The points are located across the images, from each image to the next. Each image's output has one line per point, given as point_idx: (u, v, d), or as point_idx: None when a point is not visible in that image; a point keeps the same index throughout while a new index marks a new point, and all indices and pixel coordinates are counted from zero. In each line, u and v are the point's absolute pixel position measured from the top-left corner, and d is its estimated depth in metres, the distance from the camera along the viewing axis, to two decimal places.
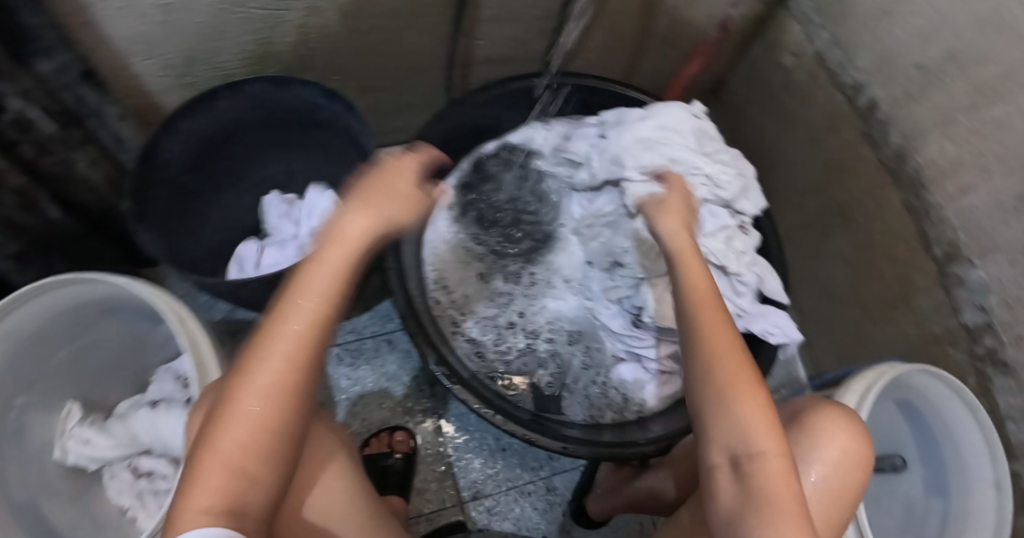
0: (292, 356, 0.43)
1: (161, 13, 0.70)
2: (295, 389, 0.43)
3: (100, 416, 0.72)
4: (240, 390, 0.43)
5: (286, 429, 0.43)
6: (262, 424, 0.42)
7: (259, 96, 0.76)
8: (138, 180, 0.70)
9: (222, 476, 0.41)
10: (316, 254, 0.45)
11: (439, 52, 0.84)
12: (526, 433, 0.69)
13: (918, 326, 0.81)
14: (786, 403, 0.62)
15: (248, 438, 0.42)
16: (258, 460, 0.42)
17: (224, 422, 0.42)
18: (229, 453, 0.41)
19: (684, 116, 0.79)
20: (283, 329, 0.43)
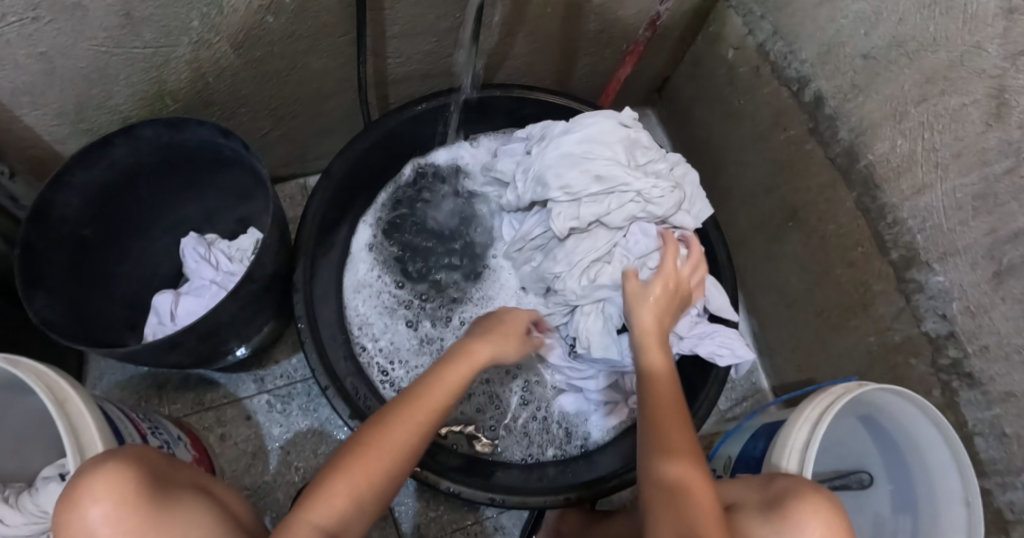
0: (412, 422, 0.53)
1: (39, 62, 0.64)
2: (402, 458, 0.53)
3: (17, 489, 0.68)
4: (360, 441, 0.52)
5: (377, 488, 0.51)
6: (369, 477, 0.51)
7: (155, 139, 0.71)
8: (26, 239, 0.65)
9: (322, 511, 0.49)
10: (457, 356, 0.58)
11: (346, 74, 0.80)
12: (451, 485, 0.65)
13: (877, 334, 0.75)
14: (766, 481, 0.58)
15: (372, 476, 0.51)
16: (348, 509, 0.50)
17: (364, 456, 0.51)
18: (359, 483, 0.50)
19: (612, 128, 0.73)
20: (425, 403, 0.54)
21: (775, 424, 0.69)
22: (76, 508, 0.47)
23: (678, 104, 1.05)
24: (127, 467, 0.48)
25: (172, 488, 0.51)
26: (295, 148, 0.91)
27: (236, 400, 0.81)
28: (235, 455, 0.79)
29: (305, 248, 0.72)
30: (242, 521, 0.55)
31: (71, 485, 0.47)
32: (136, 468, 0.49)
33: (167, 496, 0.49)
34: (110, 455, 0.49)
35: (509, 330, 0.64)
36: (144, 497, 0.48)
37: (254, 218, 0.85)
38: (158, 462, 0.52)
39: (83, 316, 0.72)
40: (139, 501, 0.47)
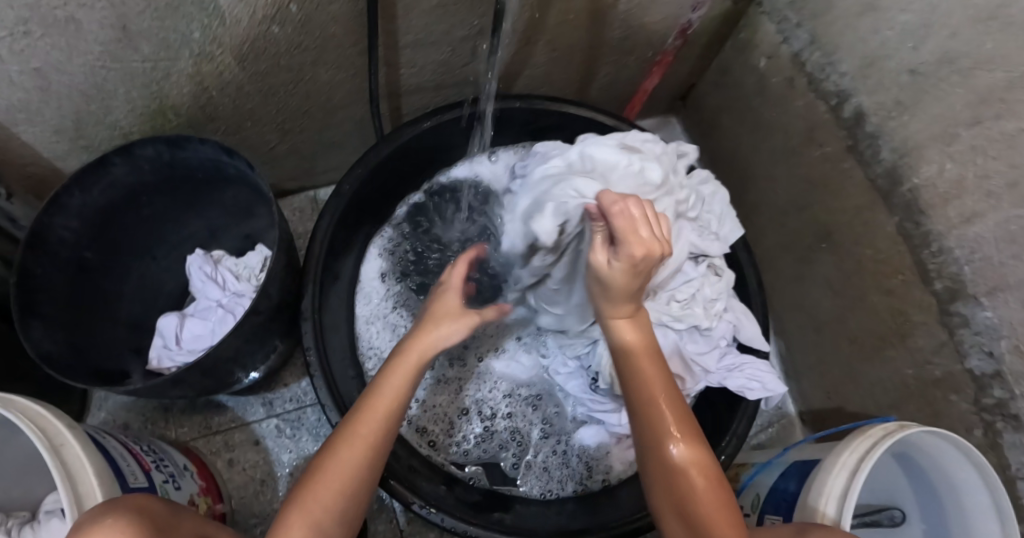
0: (365, 438, 0.52)
1: (33, 78, 0.59)
2: (364, 470, 0.52)
3: (20, 519, 0.66)
4: (321, 466, 0.51)
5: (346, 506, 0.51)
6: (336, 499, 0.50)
7: (155, 158, 0.67)
8: (21, 265, 0.62)
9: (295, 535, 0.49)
10: (393, 362, 0.56)
11: (356, 84, 0.76)
12: (464, 527, 0.61)
13: (915, 367, 0.71)
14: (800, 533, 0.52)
15: (331, 497, 0.50)
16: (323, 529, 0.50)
17: (319, 482, 0.51)
18: (314, 511, 0.50)
19: (610, 156, 0.68)
20: (374, 413, 0.53)
21: (809, 463, 0.65)
22: None
23: (705, 113, 1.02)
24: (127, 525, 0.46)
25: None
26: (304, 161, 0.88)
27: (244, 424, 0.79)
28: (243, 482, 0.77)
29: (315, 267, 0.68)
30: None
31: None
32: (134, 524, 0.46)
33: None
34: (110, 509, 0.47)
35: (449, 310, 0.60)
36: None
37: (261, 235, 0.82)
38: (159, 514, 0.49)
39: (82, 343, 0.69)
40: None
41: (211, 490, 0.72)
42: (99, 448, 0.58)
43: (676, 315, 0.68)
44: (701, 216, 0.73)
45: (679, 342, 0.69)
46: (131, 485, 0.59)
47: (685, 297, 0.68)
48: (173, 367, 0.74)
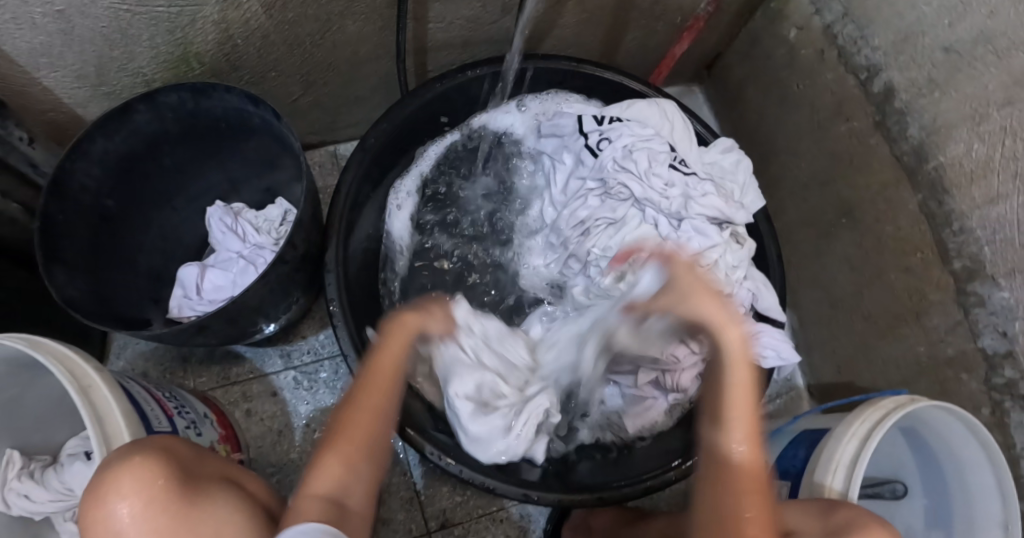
0: (376, 388, 0.54)
1: (56, 21, 0.58)
2: (376, 415, 0.54)
3: (42, 462, 0.67)
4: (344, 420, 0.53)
5: (370, 449, 0.53)
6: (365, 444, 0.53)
7: (178, 106, 0.67)
8: (45, 211, 0.62)
9: (338, 466, 0.51)
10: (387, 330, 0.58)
11: (382, 37, 0.74)
12: (484, 480, 0.62)
13: (928, 345, 0.72)
14: (825, 511, 0.55)
15: (357, 445, 0.52)
16: (356, 463, 0.52)
17: (344, 432, 0.53)
18: (345, 453, 0.52)
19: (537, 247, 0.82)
20: (380, 373, 0.55)
21: (819, 431, 0.66)
22: (101, 496, 0.45)
23: (730, 83, 1.01)
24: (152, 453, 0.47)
25: (195, 475, 0.49)
26: (328, 115, 0.87)
27: (263, 375, 0.80)
28: (261, 432, 0.78)
29: (339, 220, 0.68)
30: (255, 496, 0.53)
31: (96, 482, 0.45)
32: (163, 463, 0.47)
33: (191, 485, 0.47)
34: (134, 444, 0.48)
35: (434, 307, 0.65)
36: (171, 495, 0.46)
37: (282, 188, 0.82)
38: (183, 453, 0.49)
39: (105, 290, 0.69)
40: (165, 478, 0.46)
41: (230, 439, 0.73)
42: (125, 393, 0.57)
43: None
44: (726, 183, 0.73)
45: None
46: (155, 429, 0.59)
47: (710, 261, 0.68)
48: (193, 316, 0.75)
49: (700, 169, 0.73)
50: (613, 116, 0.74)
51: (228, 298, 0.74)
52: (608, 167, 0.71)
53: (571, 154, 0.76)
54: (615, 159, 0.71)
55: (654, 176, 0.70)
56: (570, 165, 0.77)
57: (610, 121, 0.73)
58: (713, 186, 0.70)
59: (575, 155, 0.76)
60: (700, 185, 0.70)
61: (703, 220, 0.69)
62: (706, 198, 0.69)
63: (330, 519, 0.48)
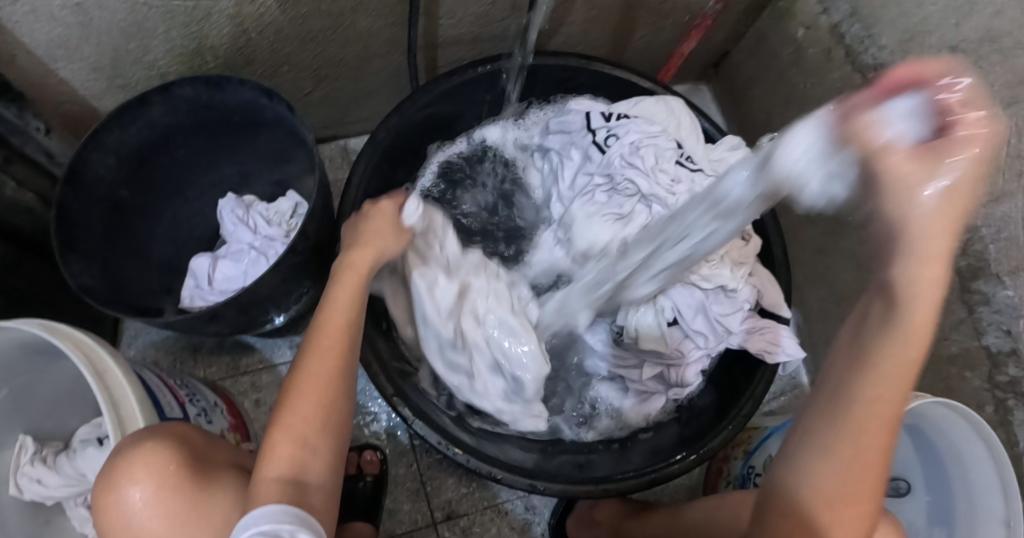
0: (327, 345, 0.52)
1: (74, 13, 0.59)
2: (330, 377, 0.51)
3: (55, 448, 0.68)
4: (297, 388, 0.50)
5: (326, 414, 0.50)
6: (320, 412, 0.50)
7: (192, 98, 0.68)
8: (62, 200, 0.63)
9: (289, 445, 0.48)
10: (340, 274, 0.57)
11: (393, 32, 0.75)
12: (491, 470, 0.63)
13: (932, 342, 0.72)
14: None
15: (313, 412, 0.49)
16: (316, 432, 0.49)
17: (295, 400, 0.50)
18: (297, 426, 0.48)
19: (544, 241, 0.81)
20: (332, 329, 0.53)
21: None
22: (115, 480, 0.46)
23: (737, 81, 1.02)
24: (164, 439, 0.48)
25: (206, 460, 0.50)
26: (338, 109, 0.88)
27: (272, 366, 0.81)
28: (269, 422, 0.79)
29: (348, 214, 0.69)
30: None
31: (111, 466, 0.46)
32: (176, 447, 0.48)
33: (203, 470, 0.48)
34: (147, 430, 0.49)
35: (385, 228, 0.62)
36: (184, 478, 0.47)
37: (293, 181, 0.84)
38: (195, 439, 0.50)
39: (118, 278, 0.70)
40: (177, 463, 0.47)
41: (239, 427, 0.74)
42: (139, 380, 0.58)
43: (704, 275, 0.68)
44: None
45: (703, 304, 0.69)
46: (167, 415, 0.59)
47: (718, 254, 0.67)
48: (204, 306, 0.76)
49: (707, 167, 0.73)
50: (620, 113, 0.75)
51: (239, 289, 0.75)
52: (615, 163, 0.73)
53: (580, 150, 0.77)
54: (622, 155, 0.73)
55: (660, 173, 0.70)
56: (577, 161, 0.78)
57: (617, 117, 0.75)
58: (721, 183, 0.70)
59: (583, 150, 0.77)
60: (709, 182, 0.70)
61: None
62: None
63: (289, 499, 0.45)
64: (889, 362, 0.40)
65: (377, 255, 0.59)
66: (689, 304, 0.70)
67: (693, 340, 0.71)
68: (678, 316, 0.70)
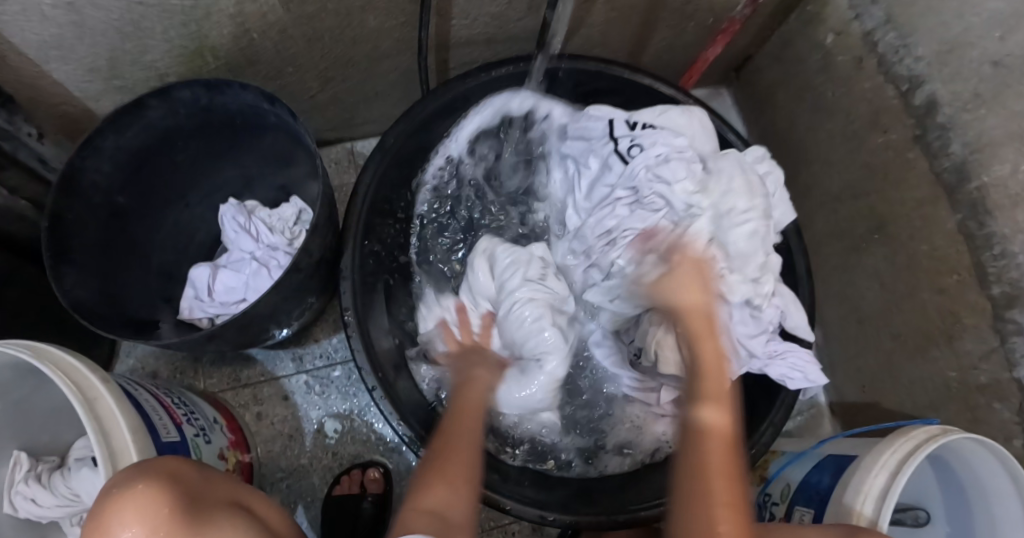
0: (467, 411, 0.63)
1: (66, 13, 0.55)
2: (471, 439, 0.59)
3: (50, 464, 0.66)
4: (444, 443, 0.58)
5: (467, 468, 0.56)
6: (462, 465, 0.56)
7: (192, 102, 0.64)
8: (55, 209, 0.60)
9: (441, 487, 0.53)
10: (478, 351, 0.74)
11: (403, 32, 0.71)
12: (503, 501, 0.61)
13: (959, 370, 0.69)
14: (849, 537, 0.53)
15: (455, 466, 0.55)
16: (463, 481, 0.55)
17: (444, 455, 0.56)
18: (447, 473, 0.55)
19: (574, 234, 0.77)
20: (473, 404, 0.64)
21: (846, 457, 0.64)
22: (106, 525, 0.43)
23: (760, 86, 0.98)
24: (155, 481, 0.45)
25: (201, 500, 0.47)
26: (345, 111, 0.85)
27: (274, 379, 0.79)
28: (271, 436, 0.77)
29: (355, 225, 0.66)
30: (264, 520, 0.51)
31: (99, 509, 0.44)
32: (167, 488, 0.45)
33: (197, 514, 0.45)
34: (138, 469, 0.46)
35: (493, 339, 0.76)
36: (176, 521, 0.44)
37: (297, 186, 0.80)
38: (190, 477, 0.47)
39: (116, 289, 0.67)
40: (167, 507, 0.44)
41: (239, 443, 0.72)
42: (133, 404, 0.55)
43: (732, 295, 0.64)
44: (753, 171, 0.69)
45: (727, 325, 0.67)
46: (163, 440, 0.57)
47: (744, 260, 0.65)
48: (205, 318, 0.74)
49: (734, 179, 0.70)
50: (644, 122, 0.72)
51: (241, 301, 0.73)
52: (640, 175, 0.68)
53: (597, 159, 0.72)
54: (647, 167, 0.68)
55: (687, 181, 0.66)
56: (596, 171, 0.73)
57: (642, 127, 0.71)
58: (742, 182, 0.67)
59: (602, 160, 0.72)
60: (727, 178, 0.66)
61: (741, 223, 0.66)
62: (735, 195, 0.66)
63: (437, 529, 0.49)
64: (709, 432, 0.49)
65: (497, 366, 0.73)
66: None
67: None
68: None
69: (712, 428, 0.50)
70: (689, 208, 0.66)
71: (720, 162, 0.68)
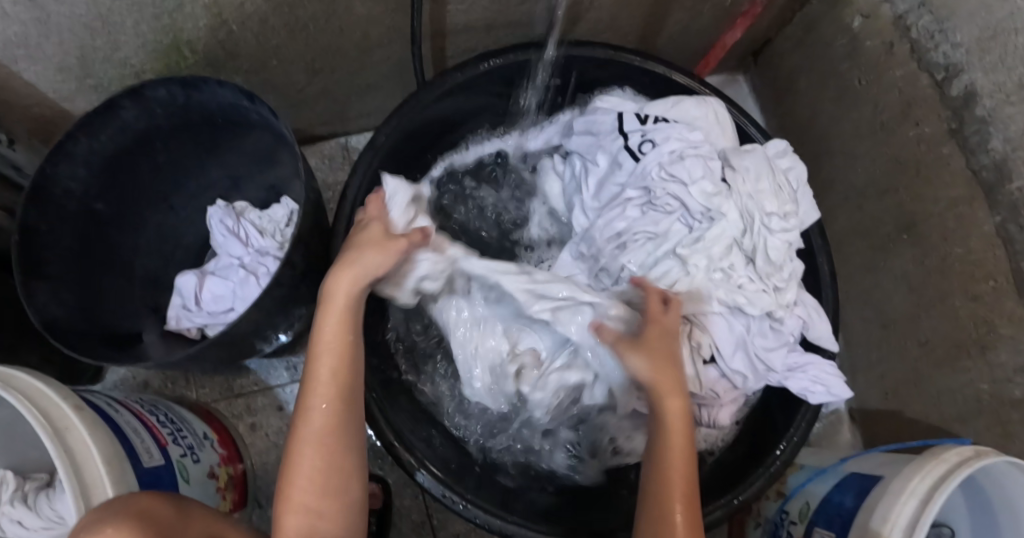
0: (329, 396, 0.47)
1: (29, 9, 0.50)
2: (330, 442, 0.47)
3: (38, 482, 0.62)
4: (295, 450, 0.47)
5: (332, 476, 0.47)
6: (320, 481, 0.46)
7: (170, 101, 0.60)
8: (26, 221, 0.56)
9: (300, 516, 0.46)
10: (324, 294, 0.49)
11: (395, 19, 0.66)
12: (505, 527, 0.57)
13: (992, 383, 0.64)
14: None
15: (310, 490, 0.46)
16: (322, 497, 0.46)
17: (293, 471, 0.47)
18: (303, 499, 0.46)
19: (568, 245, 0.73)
20: (327, 377, 0.48)
21: (870, 478, 0.60)
22: None
23: (780, 72, 0.92)
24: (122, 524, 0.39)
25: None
26: (336, 104, 0.80)
27: (267, 388, 0.76)
28: (265, 448, 0.74)
29: (344, 230, 0.61)
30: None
31: None
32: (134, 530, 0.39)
33: None
34: (103, 513, 0.40)
35: (383, 238, 0.51)
36: None
37: (286, 186, 0.76)
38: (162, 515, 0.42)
39: (95, 301, 0.64)
40: None
41: (231, 456, 0.69)
42: (110, 428, 0.52)
43: (750, 302, 0.61)
44: (779, 169, 0.64)
45: (743, 338, 0.63)
46: (146, 465, 0.54)
47: (768, 267, 0.62)
48: (193, 328, 0.71)
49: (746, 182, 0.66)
50: (657, 116, 0.67)
51: (230, 310, 0.69)
52: (652, 173, 0.64)
53: (606, 156, 0.68)
54: (660, 164, 0.64)
55: (706, 181, 0.62)
56: (604, 168, 0.68)
57: (654, 120, 0.67)
58: (768, 182, 0.62)
59: (611, 157, 0.68)
60: (751, 176, 0.62)
61: (772, 230, 0.62)
62: (761, 196, 0.62)
63: None
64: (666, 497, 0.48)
65: (364, 279, 0.49)
66: (728, 340, 0.63)
67: (729, 379, 0.65)
68: (715, 353, 0.64)
69: (673, 489, 0.48)
70: (706, 211, 0.63)
71: (745, 160, 0.63)
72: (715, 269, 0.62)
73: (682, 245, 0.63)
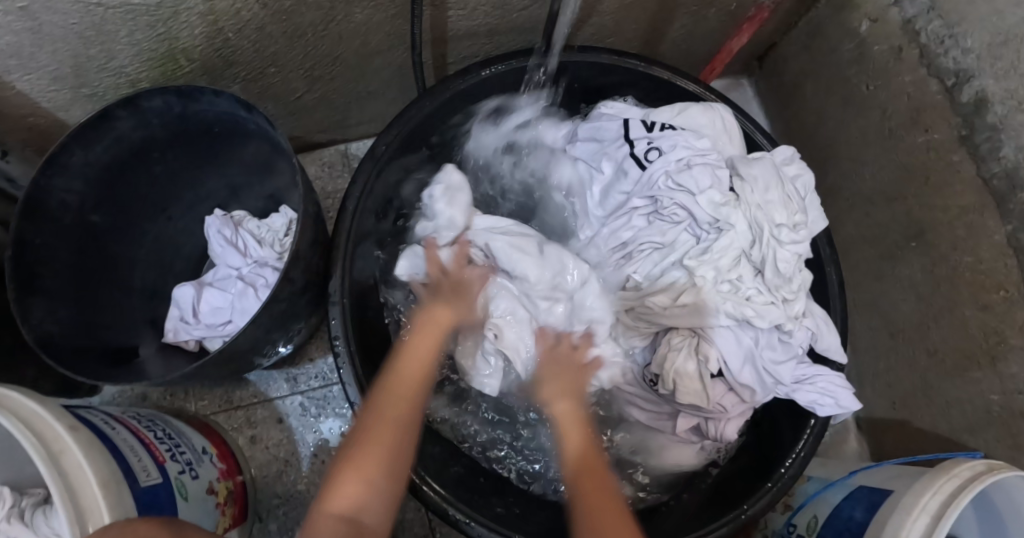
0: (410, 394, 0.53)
1: (20, 19, 0.49)
2: (403, 429, 0.50)
3: (36, 498, 0.61)
4: (368, 425, 0.49)
5: (396, 459, 0.48)
6: (390, 455, 0.48)
7: (165, 111, 0.59)
8: (19, 235, 0.55)
9: (356, 485, 0.46)
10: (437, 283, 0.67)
11: (395, 24, 0.65)
12: None
13: (1003, 394, 0.63)
14: None
15: (376, 466, 0.47)
16: (386, 477, 0.47)
17: (361, 446, 0.48)
18: (367, 470, 0.46)
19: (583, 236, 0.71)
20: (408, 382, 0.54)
21: (880, 492, 0.59)
22: None
23: (785, 76, 0.91)
24: None
25: None
26: (336, 111, 0.79)
27: (267, 400, 0.75)
28: (266, 461, 0.73)
29: (346, 242, 0.60)
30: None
31: None
32: None
33: None
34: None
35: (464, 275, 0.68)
36: None
37: (285, 195, 0.75)
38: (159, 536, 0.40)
39: (91, 315, 0.63)
40: None
41: (231, 470, 0.68)
42: (107, 447, 0.51)
43: (757, 314, 0.60)
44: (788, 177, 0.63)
45: (752, 351, 0.62)
46: (143, 484, 0.53)
47: (778, 280, 0.60)
48: (191, 340, 0.69)
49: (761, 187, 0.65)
50: (664, 123, 0.66)
51: (229, 323, 0.68)
52: (659, 183, 0.64)
53: (612, 164, 0.67)
54: (667, 173, 0.63)
55: (713, 191, 0.61)
56: (609, 176, 0.68)
57: (660, 128, 0.65)
58: (778, 192, 0.61)
59: (616, 165, 0.67)
60: (760, 185, 0.61)
61: (781, 242, 0.60)
62: (770, 207, 0.60)
63: None
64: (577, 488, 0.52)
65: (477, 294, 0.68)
66: (736, 353, 0.61)
67: (737, 394, 0.63)
68: (723, 367, 0.62)
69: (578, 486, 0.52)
70: (714, 222, 0.62)
71: (753, 169, 0.62)
72: (723, 280, 0.62)
73: (690, 256, 0.62)
